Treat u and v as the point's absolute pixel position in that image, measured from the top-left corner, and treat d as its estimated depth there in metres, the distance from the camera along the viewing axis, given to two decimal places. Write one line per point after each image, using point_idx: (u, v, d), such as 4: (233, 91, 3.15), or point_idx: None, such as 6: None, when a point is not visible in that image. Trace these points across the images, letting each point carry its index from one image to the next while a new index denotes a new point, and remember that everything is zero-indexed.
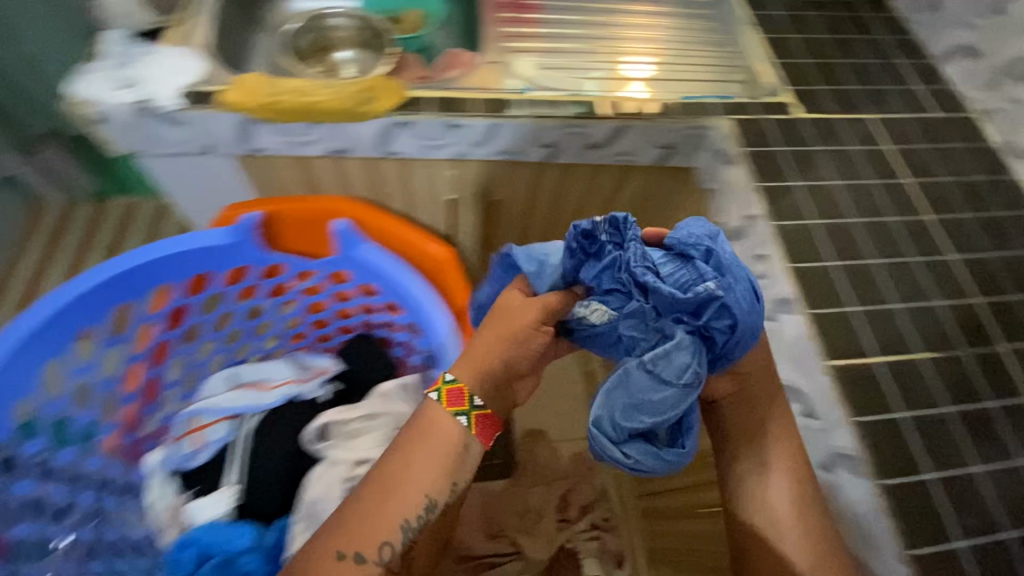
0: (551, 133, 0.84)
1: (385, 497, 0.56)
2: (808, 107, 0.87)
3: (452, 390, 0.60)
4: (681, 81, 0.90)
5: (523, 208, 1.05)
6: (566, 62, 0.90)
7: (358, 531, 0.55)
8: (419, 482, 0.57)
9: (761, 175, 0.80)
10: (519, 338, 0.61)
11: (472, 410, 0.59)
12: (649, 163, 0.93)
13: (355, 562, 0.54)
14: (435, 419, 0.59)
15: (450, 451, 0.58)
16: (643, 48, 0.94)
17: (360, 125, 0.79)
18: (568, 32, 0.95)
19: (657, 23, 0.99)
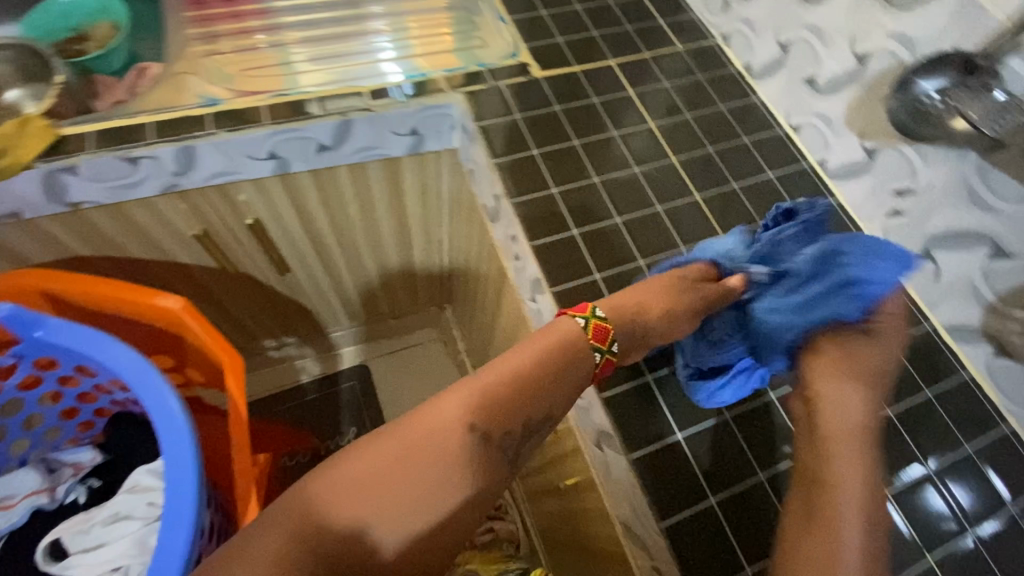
0: (262, 146, 0.74)
1: (563, 372, 0.57)
2: (550, 65, 0.83)
3: (596, 323, 0.60)
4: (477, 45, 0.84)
5: (298, 226, 0.95)
6: (336, 49, 0.85)
7: (485, 398, 0.54)
8: (533, 382, 0.56)
9: (498, 150, 0.75)
10: (668, 313, 0.62)
11: (608, 351, 0.59)
12: (403, 154, 0.83)
13: (467, 434, 0.53)
14: (579, 339, 0.59)
15: (564, 368, 0.57)
16: (430, 17, 0.89)
17: (14, 180, 0.67)
18: (324, 14, 0.89)
19: None
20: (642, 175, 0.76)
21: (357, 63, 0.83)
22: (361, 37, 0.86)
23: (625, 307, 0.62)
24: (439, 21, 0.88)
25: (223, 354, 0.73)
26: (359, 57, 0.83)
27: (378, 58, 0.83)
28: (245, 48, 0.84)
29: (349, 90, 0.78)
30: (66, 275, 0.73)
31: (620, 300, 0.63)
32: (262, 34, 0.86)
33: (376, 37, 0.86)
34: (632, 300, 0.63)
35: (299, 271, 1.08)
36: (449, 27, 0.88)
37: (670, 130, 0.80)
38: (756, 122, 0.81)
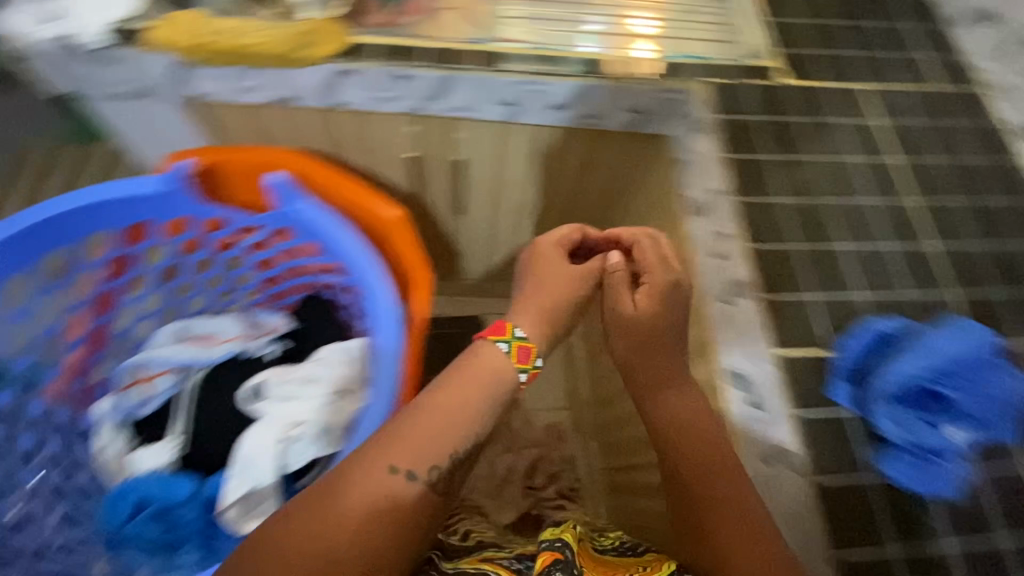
0: (508, 90, 0.78)
1: (414, 408, 0.58)
2: (798, 74, 0.81)
3: (517, 347, 0.63)
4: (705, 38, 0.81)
5: (491, 170, 1.00)
6: (552, 14, 0.81)
7: (393, 446, 0.54)
8: (461, 404, 0.58)
9: (728, 147, 0.74)
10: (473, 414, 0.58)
11: (528, 366, 0.63)
12: (619, 129, 0.86)
13: (405, 477, 0.53)
14: (461, 367, 0.60)
15: (503, 379, 0.60)
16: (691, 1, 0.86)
17: (296, 69, 0.73)
18: None
19: None
20: (874, 207, 0.71)
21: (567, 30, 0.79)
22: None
23: (552, 310, 0.67)
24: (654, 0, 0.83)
25: (417, 271, 0.76)
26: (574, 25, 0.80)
27: (581, 29, 0.80)
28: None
29: (601, 55, 0.77)
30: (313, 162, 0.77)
31: (537, 316, 0.66)
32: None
33: (594, 8, 0.82)
34: (537, 320, 0.65)
35: (469, 213, 1.14)
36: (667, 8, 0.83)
37: (915, 170, 0.75)
38: (1005, 179, 0.74)
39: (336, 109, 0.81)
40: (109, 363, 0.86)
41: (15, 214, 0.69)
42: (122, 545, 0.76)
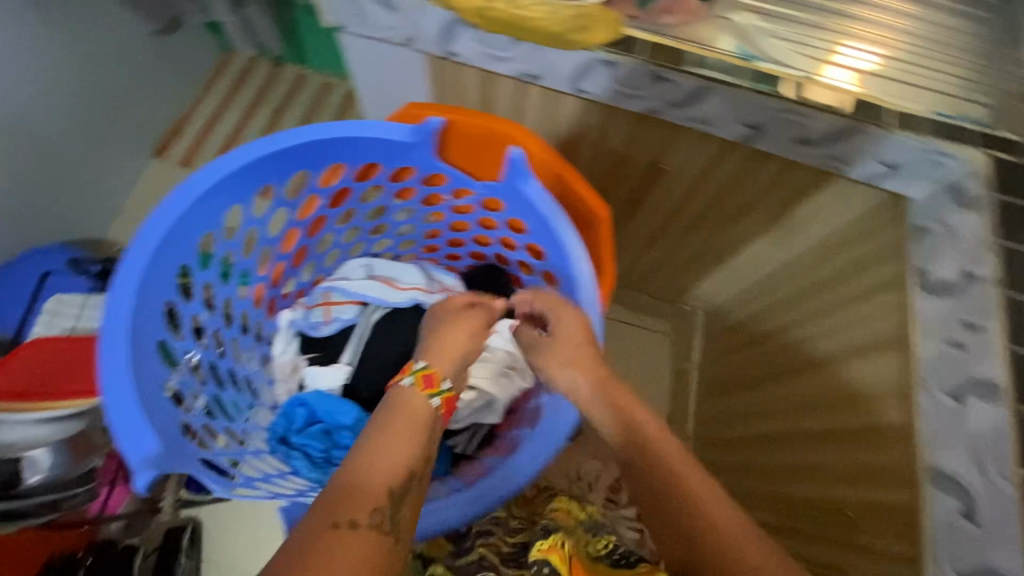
0: (762, 116, 0.75)
1: (347, 485, 0.53)
2: None
3: (422, 376, 0.67)
4: (915, 88, 0.75)
5: (683, 190, 0.98)
6: (789, 32, 0.78)
7: (339, 504, 0.51)
8: (377, 449, 0.57)
9: (1003, 232, 0.69)
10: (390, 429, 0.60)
11: (441, 393, 0.68)
12: (856, 179, 0.80)
13: (352, 527, 0.49)
14: (414, 395, 0.65)
15: (418, 415, 0.63)
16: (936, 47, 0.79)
17: (560, 50, 0.73)
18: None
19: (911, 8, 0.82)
20: None
21: (800, 44, 0.77)
22: (824, 11, 0.80)
23: (444, 350, 0.73)
24: (893, 35, 0.79)
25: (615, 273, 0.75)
26: (812, 44, 0.77)
27: (828, 53, 0.77)
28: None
29: (875, 98, 0.73)
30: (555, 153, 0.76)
31: (441, 361, 0.71)
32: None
33: (844, 35, 0.79)
34: (446, 361, 0.72)
35: (640, 220, 1.12)
36: (911, 45, 0.79)
37: None
38: None
39: (573, 94, 0.81)
40: (299, 280, 0.91)
41: (283, 129, 0.73)
42: (286, 450, 0.79)
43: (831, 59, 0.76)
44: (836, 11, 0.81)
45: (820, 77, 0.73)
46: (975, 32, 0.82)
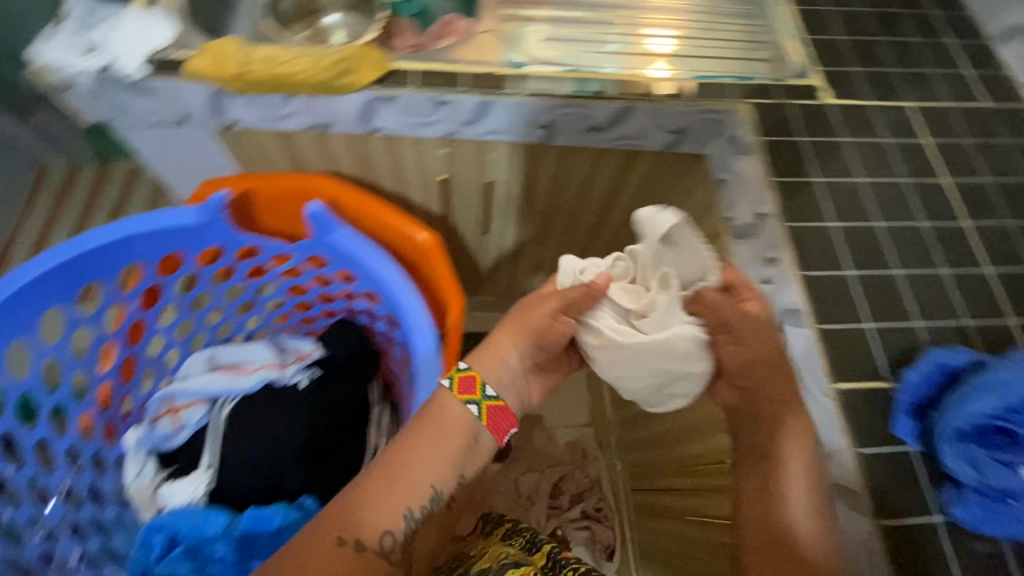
0: (548, 114, 0.77)
1: (393, 490, 0.57)
2: (841, 93, 0.78)
3: (463, 376, 0.62)
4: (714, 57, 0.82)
5: (518, 193, 0.99)
6: (579, 33, 0.83)
7: (357, 522, 0.55)
8: (416, 469, 0.58)
9: (776, 169, 0.72)
10: (442, 450, 0.59)
11: (484, 398, 0.61)
12: (655, 150, 0.85)
13: (353, 548, 0.54)
14: (454, 403, 0.61)
15: (459, 442, 0.60)
16: (701, 21, 0.87)
17: (334, 96, 0.73)
18: None
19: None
20: (930, 233, 0.69)
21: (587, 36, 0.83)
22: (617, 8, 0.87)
23: (485, 354, 0.65)
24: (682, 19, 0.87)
25: (453, 296, 0.78)
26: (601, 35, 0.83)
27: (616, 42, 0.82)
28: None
29: (646, 77, 0.78)
30: (359, 194, 0.80)
31: (487, 368, 0.64)
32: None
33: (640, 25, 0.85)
34: (490, 370, 0.63)
35: (494, 232, 1.12)
36: (695, 27, 0.86)
37: (964, 191, 0.73)
38: None
39: (368, 134, 0.80)
40: (138, 393, 0.85)
41: (55, 246, 0.69)
42: None
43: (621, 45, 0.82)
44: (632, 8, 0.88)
45: (636, 71, 0.79)
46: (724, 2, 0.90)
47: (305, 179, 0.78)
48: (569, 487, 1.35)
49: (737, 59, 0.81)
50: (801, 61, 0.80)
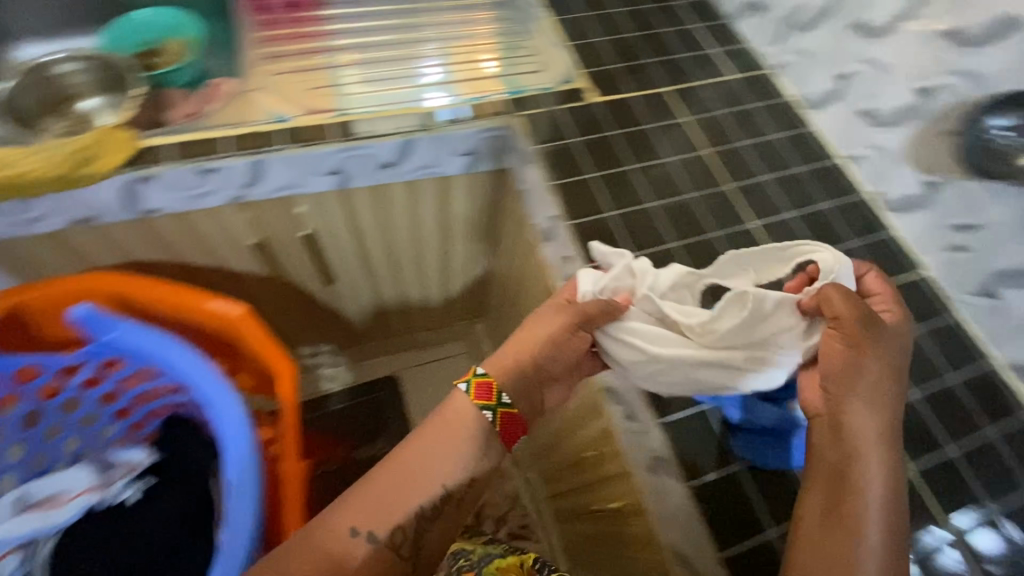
0: (329, 161, 0.78)
1: (410, 487, 0.55)
2: (603, 91, 0.85)
3: (480, 382, 0.58)
4: (525, 70, 0.88)
5: (350, 240, 0.98)
6: (386, 75, 0.88)
7: (370, 512, 0.54)
8: (432, 465, 0.56)
9: (553, 173, 0.78)
10: (460, 452, 0.57)
11: (499, 405, 0.58)
12: (458, 172, 0.87)
13: (361, 537, 0.53)
14: (472, 408, 0.58)
15: (472, 439, 0.57)
16: (478, 42, 0.93)
17: (88, 186, 0.72)
18: (377, 38, 0.93)
19: (491, 25, 0.95)
20: (695, 202, 0.76)
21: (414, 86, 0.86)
22: (411, 48, 0.92)
23: (519, 359, 0.59)
24: (486, 45, 0.92)
25: (277, 361, 0.74)
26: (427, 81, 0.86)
27: (419, 83, 0.86)
28: (337, 48, 0.91)
29: (424, 109, 0.82)
30: (127, 279, 0.75)
31: (505, 360, 0.60)
32: (321, 55, 0.89)
33: (426, 62, 0.90)
34: (511, 373, 0.59)
35: (342, 281, 1.10)
36: (496, 49, 0.92)
37: (723, 156, 0.81)
38: (806, 151, 0.82)
39: (150, 218, 0.79)
40: None
41: None
42: None
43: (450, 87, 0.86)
44: (421, 45, 0.93)
45: (472, 95, 0.84)
46: (496, 25, 0.96)
47: (75, 281, 0.74)
48: (492, 512, 1.34)
49: (544, 68, 0.87)
50: (565, 68, 0.87)
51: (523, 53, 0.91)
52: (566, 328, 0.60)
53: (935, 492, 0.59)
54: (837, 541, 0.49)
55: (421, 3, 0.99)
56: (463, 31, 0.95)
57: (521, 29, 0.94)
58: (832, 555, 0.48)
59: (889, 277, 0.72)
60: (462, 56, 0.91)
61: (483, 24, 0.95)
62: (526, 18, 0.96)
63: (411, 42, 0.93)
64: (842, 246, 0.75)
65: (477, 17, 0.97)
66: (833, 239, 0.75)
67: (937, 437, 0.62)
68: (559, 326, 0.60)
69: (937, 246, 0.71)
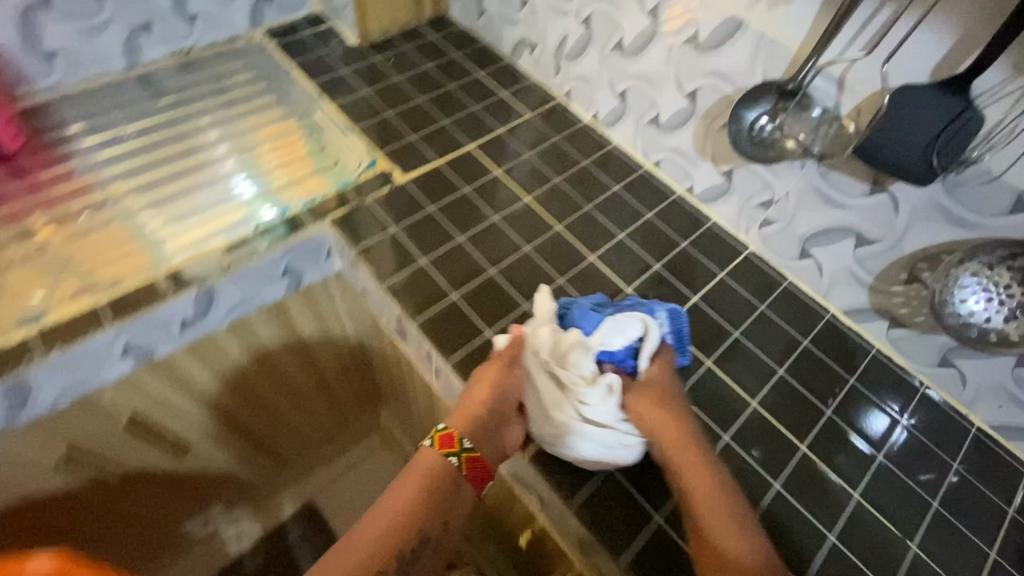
0: (115, 345, 0.67)
1: (390, 531, 0.52)
2: (410, 165, 0.81)
3: (441, 436, 0.57)
4: (349, 150, 0.83)
5: (188, 403, 0.84)
6: (191, 204, 0.78)
7: (350, 560, 0.50)
8: (407, 505, 0.53)
9: (383, 272, 0.71)
10: (440, 486, 0.55)
11: (463, 451, 0.56)
12: (282, 297, 0.79)
13: None
14: (437, 461, 0.56)
15: (446, 477, 0.55)
16: (280, 144, 0.86)
17: None
18: (156, 173, 0.81)
19: (290, 122, 0.88)
20: (535, 253, 0.75)
21: (235, 213, 0.77)
22: (203, 173, 0.82)
23: (468, 407, 0.59)
24: (292, 148, 0.85)
25: None
26: (253, 202, 0.78)
27: (239, 203, 0.78)
28: (107, 199, 0.78)
29: (229, 241, 0.73)
30: None
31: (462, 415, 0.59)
32: (88, 214, 0.76)
33: (233, 179, 0.81)
34: (467, 420, 0.58)
35: (200, 446, 0.93)
36: (304, 146, 0.85)
37: (545, 198, 0.81)
38: (618, 168, 0.85)
39: None
40: None
41: None
42: None
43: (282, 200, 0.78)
44: (212, 166, 0.83)
45: (314, 194, 0.77)
46: (285, 122, 0.89)
47: None
48: None
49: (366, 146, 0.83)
50: (365, 152, 0.82)
51: (329, 143, 0.85)
52: (498, 373, 0.61)
53: (827, 461, 0.61)
54: (721, 512, 0.52)
55: (189, 118, 0.88)
56: (260, 134, 0.87)
57: (309, 121, 0.88)
58: (726, 527, 0.51)
59: (726, 266, 0.76)
60: (274, 164, 0.83)
61: (282, 122, 0.89)
62: (309, 110, 0.90)
63: (201, 167, 0.83)
64: (679, 246, 0.77)
65: (263, 118, 0.89)
66: (668, 245, 0.78)
67: (817, 402, 0.66)
68: (504, 380, 0.61)
69: (750, 226, 0.77)
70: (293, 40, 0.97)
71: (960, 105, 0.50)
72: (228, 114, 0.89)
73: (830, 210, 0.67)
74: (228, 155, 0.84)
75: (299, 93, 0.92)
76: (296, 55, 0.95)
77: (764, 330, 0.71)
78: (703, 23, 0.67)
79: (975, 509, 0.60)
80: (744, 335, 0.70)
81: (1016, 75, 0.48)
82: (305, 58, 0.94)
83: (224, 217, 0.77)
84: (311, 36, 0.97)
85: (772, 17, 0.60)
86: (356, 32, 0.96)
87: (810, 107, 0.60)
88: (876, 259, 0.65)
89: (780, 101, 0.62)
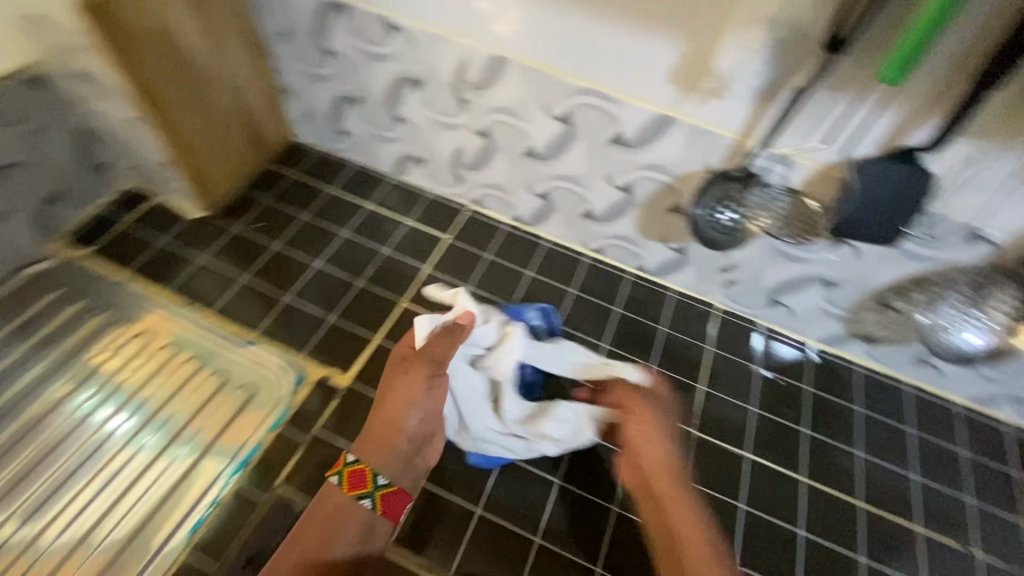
0: None
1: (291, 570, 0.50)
2: (344, 356, 0.66)
3: (349, 474, 0.54)
4: (258, 364, 0.66)
5: None
6: (78, 529, 0.56)
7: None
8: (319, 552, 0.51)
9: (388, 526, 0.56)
10: (351, 526, 0.53)
11: (377, 489, 0.54)
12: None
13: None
14: (342, 500, 0.54)
15: (353, 515, 0.53)
16: (172, 378, 0.65)
17: None
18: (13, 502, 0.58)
19: (171, 343, 0.68)
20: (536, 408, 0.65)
21: (163, 535, 0.55)
22: (86, 468, 0.60)
23: (381, 435, 0.57)
24: (203, 394, 0.64)
25: None
26: (181, 508, 0.57)
27: (158, 491, 0.58)
28: None
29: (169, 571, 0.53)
30: None
31: (371, 438, 0.57)
32: None
33: (131, 455, 0.60)
34: (383, 451, 0.56)
35: None
36: (206, 371, 0.66)
37: None
38: (564, 268, 0.79)
39: None
40: None
41: None
42: None
43: (220, 488, 0.58)
44: (89, 458, 0.60)
45: (244, 442, 0.61)
46: (164, 346, 0.67)
47: None
48: None
49: (279, 354, 0.66)
50: (281, 362, 0.66)
51: (234, 359, 0.67)
52: (413, 390, 0.58)
53: (883, 505, 0.64)
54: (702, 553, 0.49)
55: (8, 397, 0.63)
56: (137, 375, 0.65)
57: (195, 337, 0.68)
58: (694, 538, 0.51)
59: (709, 336, 0.75)
60: (187, 429, 0.62)
61: (162, 345, 0.67)
62: (181, 322, 0.69)
63: (79, 474, 0.59)
64: (659, 333, 0.75)
65: (128, 353, 0.67)
66: (647, 334, 0.75)
67: (845, 447, 0.68)
68: (419, 395, 0.58)
69: (713, 288, 0.76)
70: (118, 237, 0.76)
71: (908, 172, 0.51)
72: (68, 368, 0.65)
73: (792, 265, 0.67)
74: (112, 439, 0.61)
75: (154, 303, 0.70)
76: (131, 258, 0.74)
77: (771, 391, 0.72)
78: (624, 123, 0.61)
79: (992, 486, 0.67)
80: (759, 408, 0.70)
81: (965, 140, 0.48)
82: (145, 258, 0.74)
83: (152, 525, 0.56)
84: (140, 225, 0.77)
85: (703, 112, 0.57)
86: (199, 205, 0.77)
87: (765, 184, 0.58)
88: (845, 297, 0.67)
89: (732, 188, 0.59)
